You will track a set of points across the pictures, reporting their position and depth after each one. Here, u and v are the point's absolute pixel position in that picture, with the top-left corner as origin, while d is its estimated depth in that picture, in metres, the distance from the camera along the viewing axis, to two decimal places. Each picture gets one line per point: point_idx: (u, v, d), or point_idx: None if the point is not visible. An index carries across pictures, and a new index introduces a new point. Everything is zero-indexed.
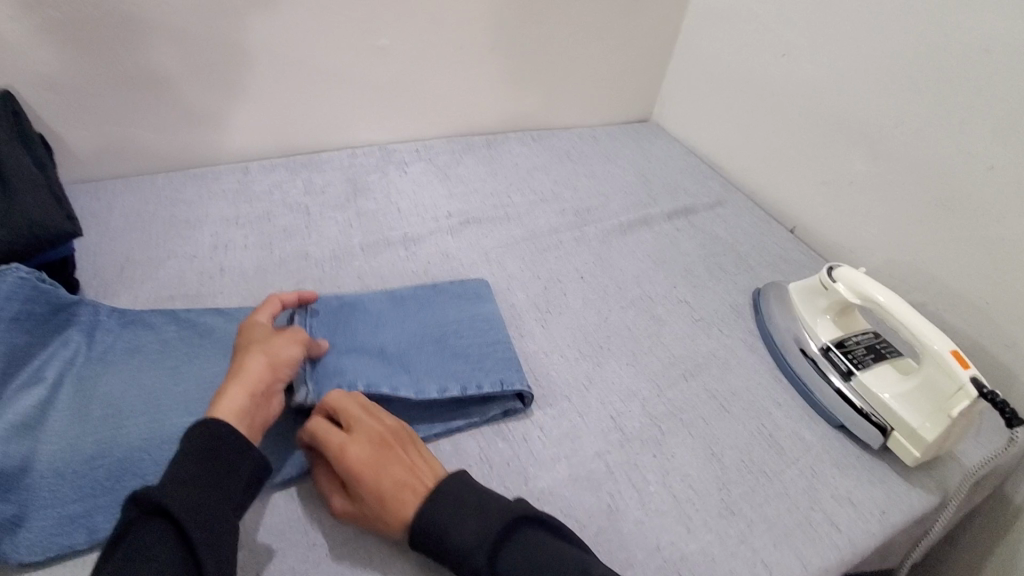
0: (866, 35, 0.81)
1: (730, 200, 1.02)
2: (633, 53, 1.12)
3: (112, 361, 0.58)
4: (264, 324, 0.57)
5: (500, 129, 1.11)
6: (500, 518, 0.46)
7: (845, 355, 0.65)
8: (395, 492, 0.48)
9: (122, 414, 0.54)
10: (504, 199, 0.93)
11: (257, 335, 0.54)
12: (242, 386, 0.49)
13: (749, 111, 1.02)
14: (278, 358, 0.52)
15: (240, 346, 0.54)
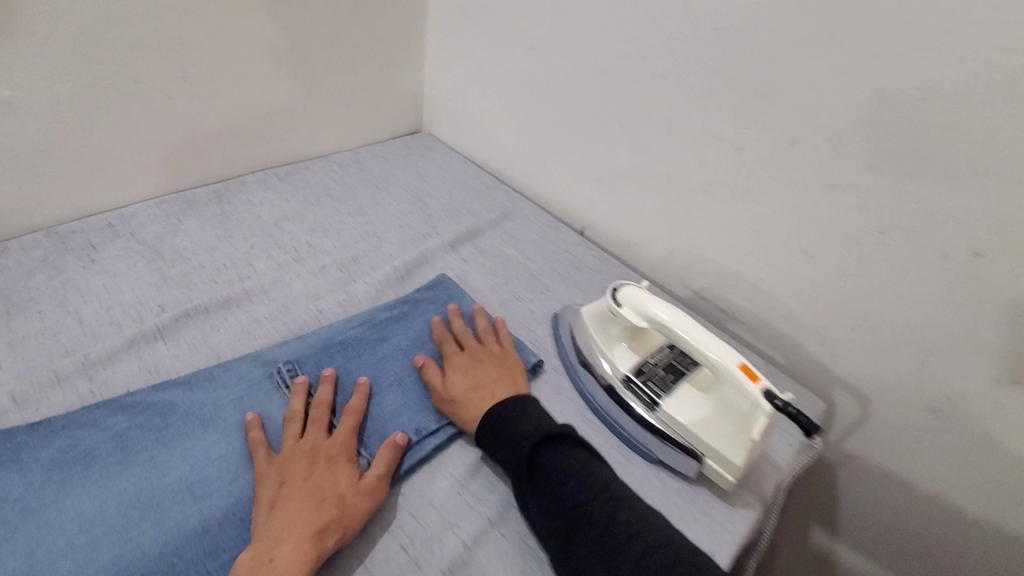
0: (612, 23, 0.75)
1: (516, 211, 0.93)
2: (381, 62, 0.97)
3: (48, 477, 0.49)
4: (348, 460, 0.52)
5: (233, 172, 0.89)
6: (552, 425, 0.54)
7: (645, 384, 0.59)
8: (480, 398, 0.58)
9: (75, 539, 0.45)
10: (242, 266, 0.73)
11: (341, 482, 0.50)
12: (307, 529, 0.45)
13: (518, 113, 0.93)
14: (356, 528, 0.48)
15: (320, 491, 0.48)
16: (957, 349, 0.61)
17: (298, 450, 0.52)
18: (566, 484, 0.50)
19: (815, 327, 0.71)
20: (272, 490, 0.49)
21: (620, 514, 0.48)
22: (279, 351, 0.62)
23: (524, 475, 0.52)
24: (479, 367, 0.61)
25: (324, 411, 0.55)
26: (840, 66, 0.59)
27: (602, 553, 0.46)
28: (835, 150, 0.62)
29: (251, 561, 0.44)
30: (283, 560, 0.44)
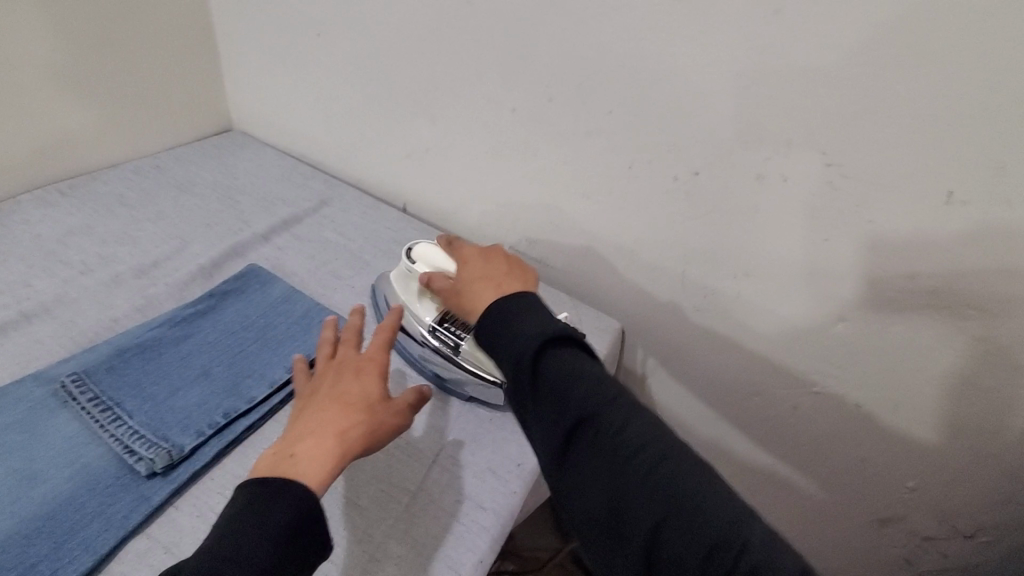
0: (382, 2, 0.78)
1: (336, 196, 0.94)
2: (164, 61, 0.92)
3: None
4: (380, 373, 0.53)
5: (2, 194, 0.81)
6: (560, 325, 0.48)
7: (449, 329, 0.65)
8: (486, 288, 0.54)
9: None
10: (18, 288, 0.67)
11: (370, 390, 0.51)
12: (326, 439, 0.46)
13: (320, 99, 0.94)
14: (379, 439, 0.49)
15: (349, 397, 0.50)
16: (703, 258, 0.74)
17: (326, 374, 0.53)
18: (575, 389, 0.44)
19: (605, 260, 0.82)
20: (302, 404, 0.51)
21: (632, 425, 0.44)
22: (65, 366, 0.58)
23: (529, 374, 0.45)
24: (488, 263, 0.57)
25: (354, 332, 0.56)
26: (567, 28, 0.67)
27: (608, 465, 0.42)
28: (582, 101, 0.71)
29: (272, 460, 0.46)
30: (310, 469, 0.45)
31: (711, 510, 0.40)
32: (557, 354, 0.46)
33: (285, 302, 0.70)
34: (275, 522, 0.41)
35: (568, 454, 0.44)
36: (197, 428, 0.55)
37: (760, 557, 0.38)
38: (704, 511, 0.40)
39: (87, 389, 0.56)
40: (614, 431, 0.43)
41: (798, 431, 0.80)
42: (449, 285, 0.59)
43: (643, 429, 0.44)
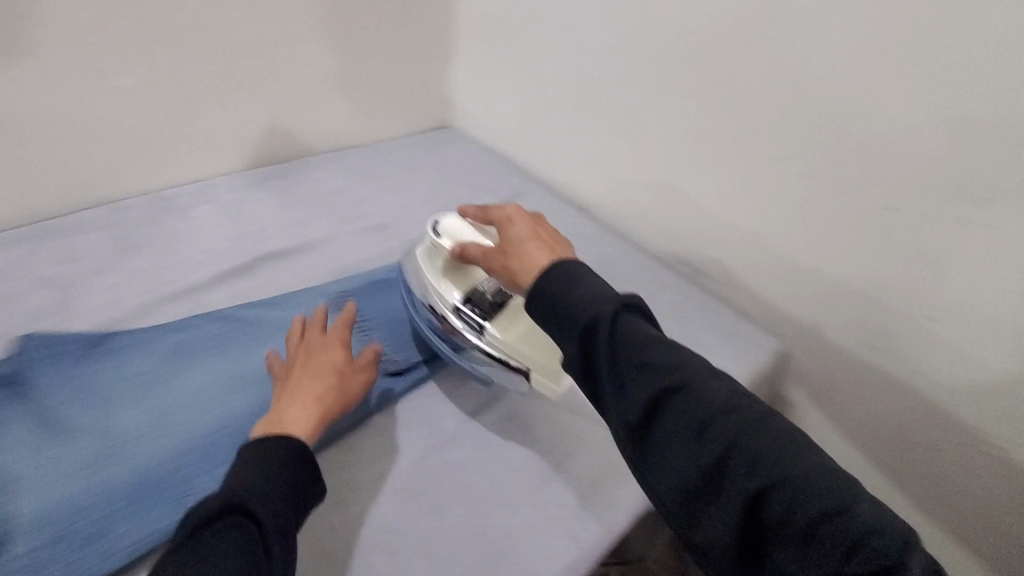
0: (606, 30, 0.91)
1: (528, 190, 1.09)
2: (415, 64, 1.15)
3: (168, 360, 0.65)
4: (341, 348, 0.64)
5: (292, 155, 1.07)
6: (617, 297, 0.49)
7: (473, 309, 0.69)
8: (535, 251, 0.58)
9: (193, 399, 0.62)
10: (303, 226, 0.91)
11: (355, 382, 0.63)
12: (297, 399, 0.58)
13: (531, 106, 1.09)
14: (351, 406, 0.62)
15: (321, 366, 0.62)
16: (878, 296, 0.75)
17: (352, 361, 0.64)
18: (651, 360, 0.44)
19: (773, 283, 0.87)
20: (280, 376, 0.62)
21: (711, 395, 0.43)
22: (333, 286, 0.79)
23: (605, 348, 0.46)
24: (536, 228, 0.61)
25: (324, 321, 0.66)
26: (775, 65, 0.74)
27: (690, 434, 0.42)
28: (778, 132, 0.76)
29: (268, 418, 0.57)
30: (306, 433, 0.56)
31: (805, 474, 0.40)
32: (627, 329, 0.46)
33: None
34: (280, 461, 0.51)
35: (649, 424, 0.44)
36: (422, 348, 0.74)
37: (865, 521, 0.37)
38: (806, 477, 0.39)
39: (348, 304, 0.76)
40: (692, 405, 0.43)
41: (957, 491, 0.77)
42: (484, 252, 0.63)
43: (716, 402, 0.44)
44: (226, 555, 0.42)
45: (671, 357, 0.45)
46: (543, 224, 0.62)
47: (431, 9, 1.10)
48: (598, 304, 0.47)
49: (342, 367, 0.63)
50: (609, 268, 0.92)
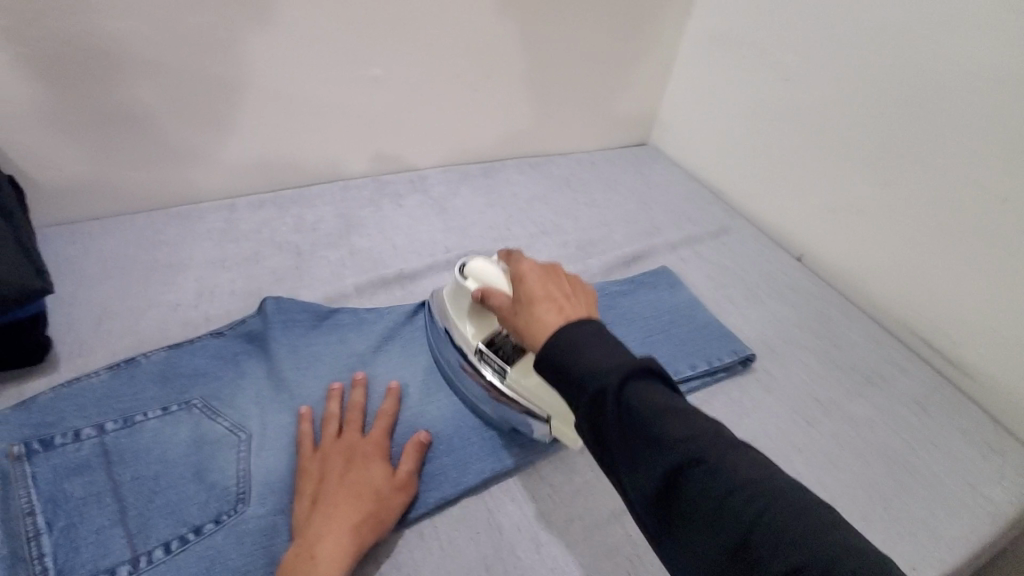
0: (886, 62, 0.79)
1: (735, 227, 0.98)
2: (632, 77, 1.10)
3: (383, 347, 0.68)
4: (381, 459, 0.54)
5: (496, 157, 1.08)
6: (627, 360, 0.41)
7: (496, 353, 0.62)
8: (546, 311, 0.48)
9: (409, 389, 0.64)
10: (504, 231, 0.90)
11: (377, 477, 0.52)
12: (348, 521, 0.48)
13: (756, 136, 0.99)
14: (390, 521, 0.51)
15: (359, 487, 0.50)
16: None
17: (335, 447, 0.54)
18: (665, 435, 0.38)
19: None
20: (314, 484, 0.51)
21: (736, 465, 0.37)
22: None
23: (613, 425, 0.40)
24: (551, 282, 0.51)
25: (385, 419, 0.58)
26: None
27: (714, 519, 0.36)
28: None
29: (297, 552, 0.46)
30: (327, 550, 0.46)
31: (856, 564, 0.33)
32: (624, 404, 0.40)
33: (689, 309, 0.79)
34: None
35: (670, 505, 0.38)
36: None
37: None
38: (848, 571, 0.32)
39: None
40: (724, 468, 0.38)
41: None
42: (506, 304, 0.54)
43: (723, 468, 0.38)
44: None
45: (688, 433, 0.38)
46: (557, 279, 0.52)
47: (664, 22, 1.04)
48: (604, 372, 0.41)
49: (388, 488, 0.52)
50: (832, 334, 0.80)
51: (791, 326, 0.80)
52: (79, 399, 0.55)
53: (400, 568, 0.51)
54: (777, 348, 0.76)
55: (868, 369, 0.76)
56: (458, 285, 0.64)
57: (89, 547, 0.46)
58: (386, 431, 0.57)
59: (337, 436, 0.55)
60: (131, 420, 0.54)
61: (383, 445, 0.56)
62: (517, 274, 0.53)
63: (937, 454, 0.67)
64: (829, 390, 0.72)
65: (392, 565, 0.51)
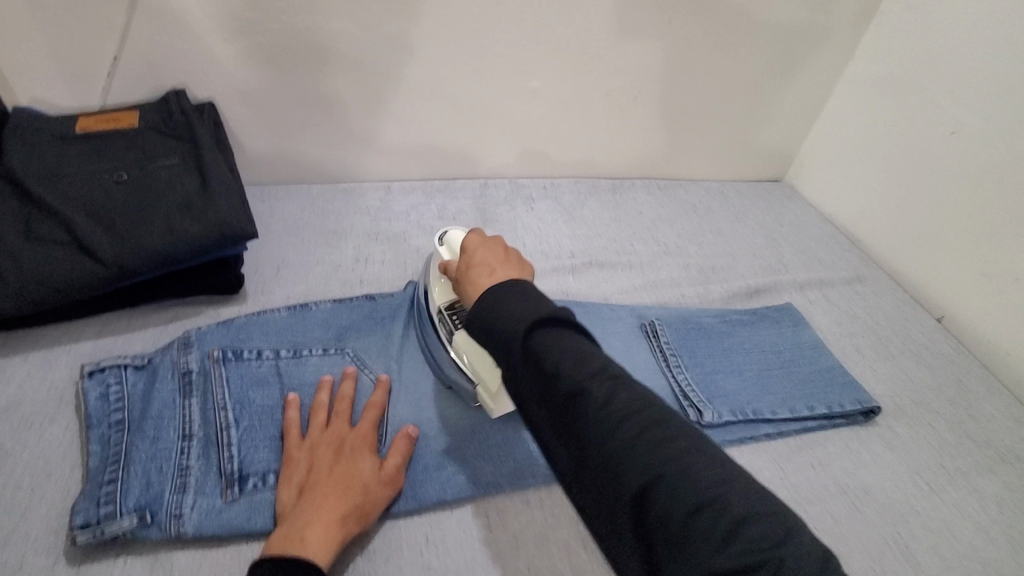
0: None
1: (870, 276, 0.94)
2: (777, 113, 1.08)
3: None
4: (369, 451, 0.55)
5: (626, 175, 1.11)
6: (531, 312, 0.45)
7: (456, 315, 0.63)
8: (480, 275, 0.55)
9: None
10: (627, 245, 0.94)
11: (366, 470, 0.53)
12: (331, 512, 0.49)
13: (910, 186, 0.94)
14: (376, 514, 0.52)
15: (346, 479, 0.52)
16: None
17: (324, 437, 0.55)
18: (570, 385, 0.42)
19: None
20: (301, 475, 0.52)
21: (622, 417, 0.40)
22: (651, 311, 0.80)
23: (529, 370, 0.44)
24: (490, 250, 0.58)
25: (374, 413, 0.59)
26: None
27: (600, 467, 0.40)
28: None
29: (285, 538, 0.48)
30: (316, 536, 0.47)
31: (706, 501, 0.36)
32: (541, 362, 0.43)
33: (812, 350, 0.77)
34: None
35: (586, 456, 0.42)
36: (731, 408, 0.68)
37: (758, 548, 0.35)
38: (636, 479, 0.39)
39: (660, 336, 0.75)
40: (684, 485, 0.37)
41: None
42: (457, 275, 0.59)
43: (685, 491, 0.37)
44: None
45: (607, 405, 0.41)
46: (496, 247, 0.58)
47: (821, 60, 1.02)
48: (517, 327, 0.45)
49: (372, 478, 0.53)
50: (970, 404, 0.74)
51: (923, 387, 0.75)
52: (263, 326, 0.66)
53: (507, 531, 0.56)
54: (905, 406, 0.73)
55: (1009, 449, 0.70)
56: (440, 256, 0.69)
57: (262, 452, 0.55)
58: (374, 420, 0.58)
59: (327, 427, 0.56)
60: (300, 352, 0.64)
61: (369, 434, 0.57)
62: (462, 247, 0.60)
63: None
64: (960, 461, 0.67)
65: (500, 525, 0.57)
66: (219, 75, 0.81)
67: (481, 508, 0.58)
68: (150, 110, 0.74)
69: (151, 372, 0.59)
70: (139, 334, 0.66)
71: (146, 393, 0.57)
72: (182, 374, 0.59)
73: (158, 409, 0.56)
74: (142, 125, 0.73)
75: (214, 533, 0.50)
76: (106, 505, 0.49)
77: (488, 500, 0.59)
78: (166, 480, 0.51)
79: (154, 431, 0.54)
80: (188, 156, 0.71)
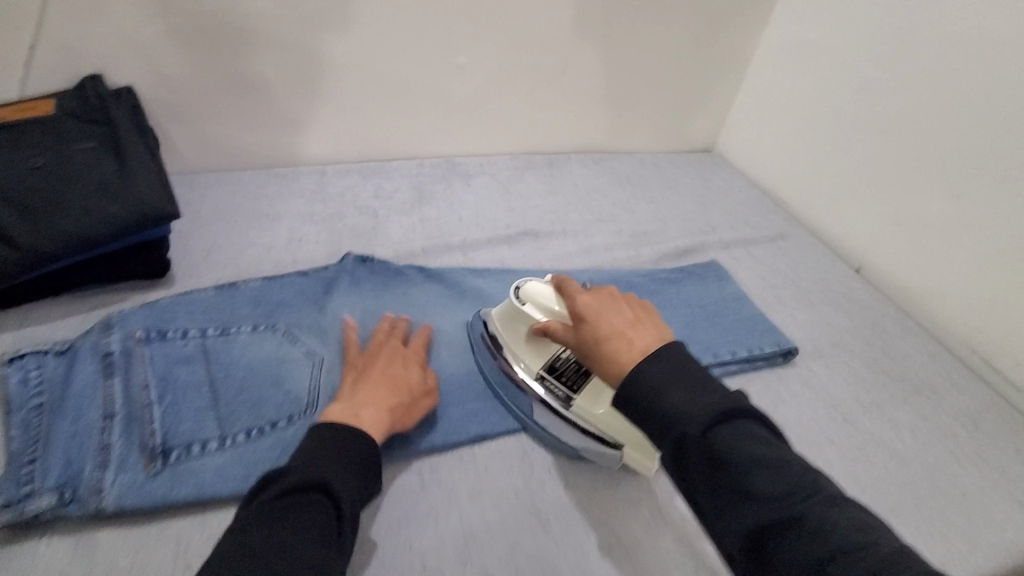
0: (985, 67, 0.77)
1: (794, 234, 0.99)
2: (704, 83, 1.12)
3: (437, 304, 0.76)
4: (416, 367, 0.63)
5: (562, 150, 1.13)
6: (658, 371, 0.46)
7: (559, 379, 0.64)
8: (625, 345, 0.50)
9: (457, 344, 0.71)
10: (562, 216, 0.96)
11: (413, 379, 0.61)
12: (383, 401, 0.57)
13: (826, 145, 0.99)
14: (416, 418, 0.60)
15: (395, 380, 0.60)
16: None
17: (379, 350, 0.63)
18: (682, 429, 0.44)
19: None
20: (355, 373, 0.60)
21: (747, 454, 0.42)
22: (583, 275, 0.83)
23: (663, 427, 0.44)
24: (629, 312, 0.53)
25: (423, 340, 0.67)
26: None
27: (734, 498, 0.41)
28: None
29: (341, 411, 0.55)
30: (368, 416, 0.55)
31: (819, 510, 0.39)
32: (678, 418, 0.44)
33: (736, 301, 0.81)
34: (348, 456, 0.50)
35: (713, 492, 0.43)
36: None
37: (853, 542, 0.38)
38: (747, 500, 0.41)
39: None
40: (781, 492, 0.40)
41: None
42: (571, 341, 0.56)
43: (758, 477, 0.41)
44: (280, 532, 0.42)
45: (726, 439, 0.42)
46: (612, 306, 0.54)
47: (739, 31, 1.07)
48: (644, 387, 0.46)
49: (417, 386, 0.61)
50: (882, 342, 0.79)
51: (839, 329, 0.80)
52: (190, 306, 0.66)
53: (440, 486, 0.58)
54: (822, 347, 0.77)
55: (916, 379, 0.75)
56: (513, 310, 0.66)
57: (188, 424, 0.55)
58: (422, 347, 0.66)
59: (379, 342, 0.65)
60: (228, 330, 0.65)
61: (416, 355, 0.65)
62: (580, 313, 0.55)
63: (977, 466, 0.67)
64: (872, 393, 0.72)
65: (434, 481, 0.58)
66: (136, 60, 0.79)
67: (414, 467, 0.59)
68: (67, 97, 0.72)
69: (72, 355, 0.58)
70: (58, 322, 0.64)
71: (66, 376, 0.56)
72: (102, 355, 0.57)
73: (79, 390, 0.55)
74: (61, 112, 0.70)
75: (137, 505, 0.50)
76: (25, 484, 0.49)
77: (421, 459, 0.60)
78: (87, 457, 0.51)
79: (75, 410, 0.54)
80: (105, 139, 0.69)
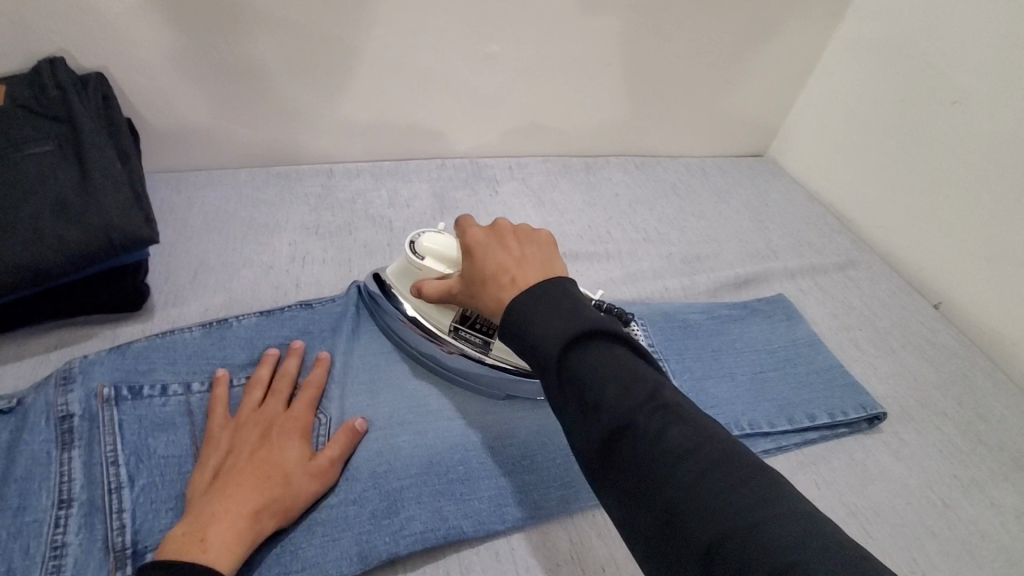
0: None
1: (864, 261, 0.87)
2: (762, 81, 0.99)
3: None
4: (301, 439, 0.49)
5: (599, 152, 1.01)
6: (554, 323, 0.39)
7: (471, 328, 0.58)
8: (507, 279, 0.48)
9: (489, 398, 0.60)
10: (602, 233, 0.84)
11: (292, 458, 0.47)
12: (241, 504, 0.43)
13: (903, 160, 0.86)
14: (299, 509, 0.46)
15: (267, 467, 0.46)
16: None
17: (251, 418, 0.50)
18: (586, 392, 0.37)
19: None
20: (217, 458, 0.47)
21: (641, 417, 0.36)
22: (632, 309, 0.71)
23: (555, 383, 0.38)
24: (505, 246, 0.50)
25: (312, 393, 0.53)
26: None
27: (629, 475, 0.35)
28: None
29: (181, 532, 0.41)
30: (219, 537, 0.41)
31: (750, 506, 0.32)
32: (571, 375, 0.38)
33: (808, 348, 0.70)
34: None
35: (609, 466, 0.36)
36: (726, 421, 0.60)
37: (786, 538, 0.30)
38: (655, 484, 0.34)
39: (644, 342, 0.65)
40: (703, 483, 0.33)
41: None
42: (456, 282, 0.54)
43: (676, 454, 0.34)
44: None
45: (622, 397, 0.36)
46: (502, 240, 0.51)
47: (809, 23, 0.93)
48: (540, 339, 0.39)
49: (302, 459, 0.48)
50: (977, 402, 0.69)
51: (926, 384, 0.69)
52: (171, 352, 0.54)
53: None
54: (909, 408, 0.66)
55: (1019, 451, 0.64)
56: (411, 268, 0.59)
57: (165, 515, 0.45)
58: (313, 400, 0.53)
59: (251, 403, 0.51)
60: None
61: (303, 417, 0.51)
62: (466, 246, 0.52)
63: None
64: (971, 469, 0.62)
65: None
66: (106, 42, 0.66)
67: (439, 565, 0.49)
68: (18, 85, 0.59)
69: (20, 418, 0.47)
70: (12, 367, 0.54)
71: (10, 448, 0.45)
72: (59, 419, 0.47)
73: (26, 468, 0.44)
74: (9, 104, 0.57)
75: None
76: None
77: (447, 553, 0.50)
78: (32, 565, 0.40)
79: (20, 498, 0.43)
80: (65, 141, 0.57)
